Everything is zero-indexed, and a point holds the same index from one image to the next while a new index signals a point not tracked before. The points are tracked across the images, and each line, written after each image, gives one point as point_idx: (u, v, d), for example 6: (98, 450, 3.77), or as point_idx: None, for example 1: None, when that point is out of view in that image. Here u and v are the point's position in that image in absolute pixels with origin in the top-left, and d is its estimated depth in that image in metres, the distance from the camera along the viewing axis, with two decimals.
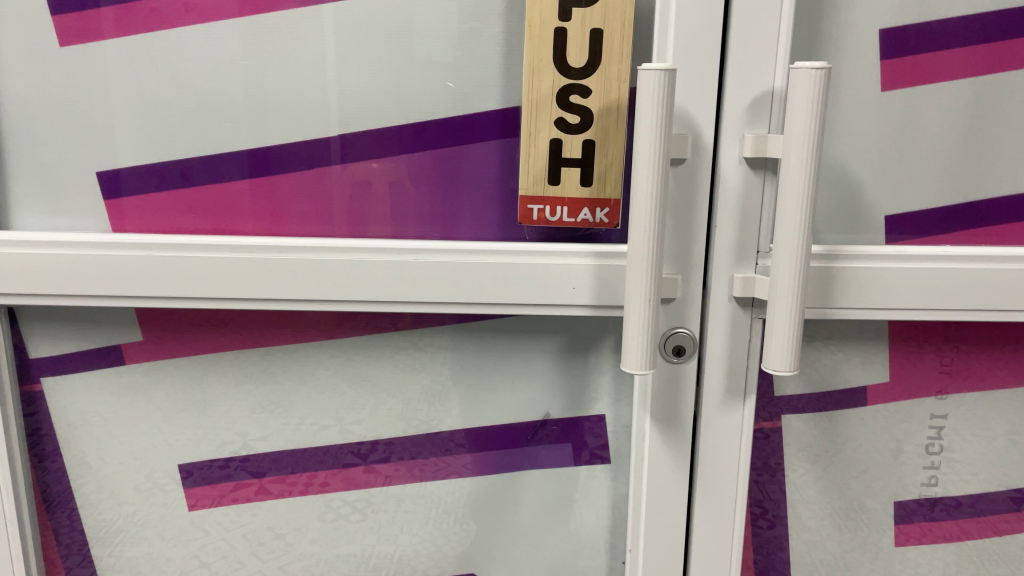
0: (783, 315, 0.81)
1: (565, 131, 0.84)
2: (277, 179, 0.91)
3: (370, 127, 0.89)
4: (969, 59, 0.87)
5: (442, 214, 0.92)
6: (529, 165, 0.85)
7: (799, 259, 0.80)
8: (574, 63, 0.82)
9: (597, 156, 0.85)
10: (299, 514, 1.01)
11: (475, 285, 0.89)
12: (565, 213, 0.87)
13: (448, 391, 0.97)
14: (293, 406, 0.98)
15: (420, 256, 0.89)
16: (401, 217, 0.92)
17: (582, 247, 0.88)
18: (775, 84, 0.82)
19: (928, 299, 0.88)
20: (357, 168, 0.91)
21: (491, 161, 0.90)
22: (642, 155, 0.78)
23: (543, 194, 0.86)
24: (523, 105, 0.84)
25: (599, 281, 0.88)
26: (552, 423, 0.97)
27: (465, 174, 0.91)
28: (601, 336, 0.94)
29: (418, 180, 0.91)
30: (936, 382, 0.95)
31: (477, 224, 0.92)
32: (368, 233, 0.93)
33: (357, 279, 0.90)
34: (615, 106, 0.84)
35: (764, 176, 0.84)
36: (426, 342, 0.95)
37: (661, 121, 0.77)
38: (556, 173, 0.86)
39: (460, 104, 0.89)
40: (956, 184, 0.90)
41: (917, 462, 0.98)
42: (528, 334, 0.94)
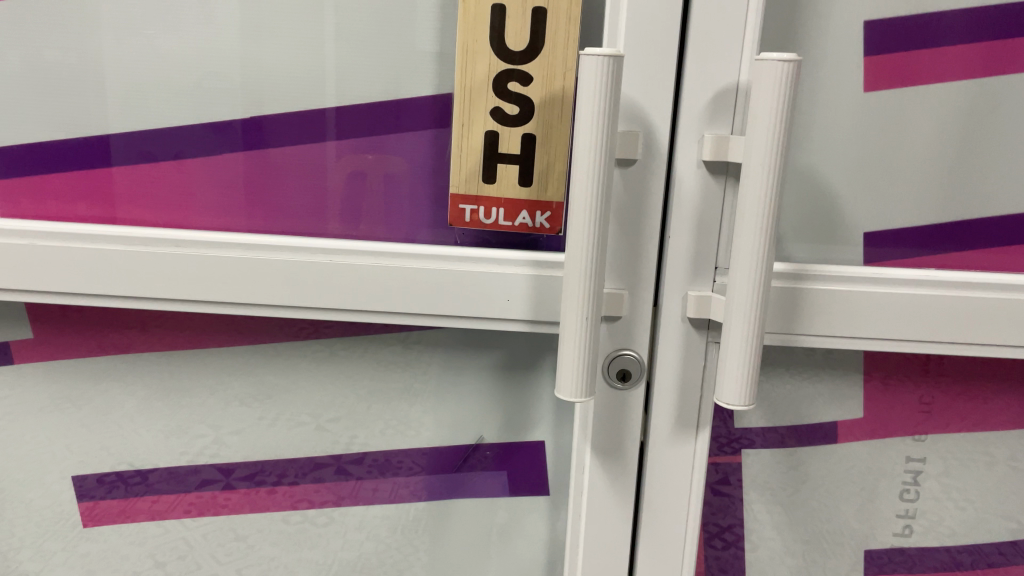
0: (738, 342, 0.71)
1: (503, 123, 0.75)
2: (269, 157, 0.80)
3: (284, 110, 0.79)
4: (963, 61, 0.77)
5: (366, 211, 0.81)
6: (462, 160, 0.76)
7: (757, 277, 0.70)
8: (513, 47, 0.73)
9: (537, 153, 0.75)
10: (262, 515, 0.91)
11: (399, 292, 0.79)
12: (502, 215, 0.77)
13: (369, 407, 0.87)
14: (202, 418, 0.89)
15: (338, 258, 0.79)
16: (321, 212, 0.81)
17: (517, 252, 0.78)
18: (741, 78, 0.72)
19: (908, 328, 0.78)
20: (270, 155, 0.80)
21: (421, 153, 0.79)
22: (583, 153, 0.69)
23: (476, 194, 0.77)
24: (455, 91, 0.74)
25: (536, 294, 0.78)
26: (485, 448, 0.87)
27: (393, 167, 0.80)
28: (543, 354, 0.84)
29: (340, 171, 0.80)
30: (915, 422, 0.85)
31: (408, 224, 0.81)
32: (360, 230, 0.81)
33: (268, 280, 0.80)
34: (560, 96, 0.74)
35: (725, 183, 0.74)
36: (346, 353, 0.85)
37: (606, 114, 0.68)
38: (491, 170, 0.76)
39: (387, 89, 0.78)
40: (945, 199, 0.80)
41: (892, 507, 0.88)
42: (461, 350, 0.84)
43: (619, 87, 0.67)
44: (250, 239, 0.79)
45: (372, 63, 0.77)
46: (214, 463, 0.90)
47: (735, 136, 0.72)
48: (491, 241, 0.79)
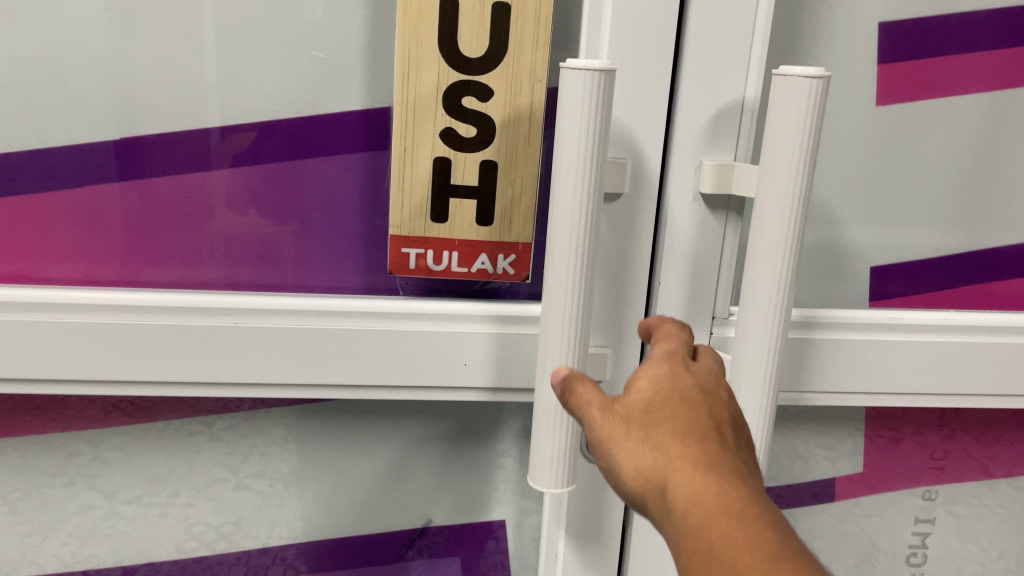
0: (749, 415, 0.59)
1: (456, 147, 0.59)
2: (154, 188, 0.61)
3: (169, 129, 0.60)
4: (986, 68, 0.66)
5: (277, 254, 0.64)
6: (405, 194, 0.60)
7: (773, 340, 0.57)
8: (468, 53, 0.57)
9: (498, 185, 0.61)
10: (154, 542, 0.70)
11: (323, 358, 0.62)
12: (454, 260, 0.62)
13: (287, 491, 0.70)
14: (64, 518, 0.69)
15: (245, 319, 0.62)
16: (216, 258, 0.63)
17: (474, 305, 0.63)
18: (746, 94, 0.59)
19: (925, 383, 0.67)
20: (148, 187, 0.61)
21: (350, 183, 0.63)
22: (562, 191, 0.55)
23: (422, 235, 0.61)
24: (394, 108, 0.59)
25: (499, 355, 0.64)
26: (435, 532, 0.73)
27: (313, 199, 0.63)
28: (500, 420, 0.70)
29: (244, 206, 0.62)
30: (923, 477, 0.75)
31: (331, 270, 0.65)
32: (279, 279, 0.64)
33: (151, 348, 0.61)
34: (526, 115, 0.59)
35: (725, 219, 0.62)
36: (258, 428, 0.68)
37: (595, 142, 0.54)
38: (442, 206, 0.61)
39: (305, 104, 0.61)
40: (957, 230, 0.70)
41: (897, 572, 0.77)
42: (403, 419, 0.69)
43: (610, 108, 0.54)
44: (125, 296, 0.60)
45: (283, 68, 0.59)
46: (95, 489, 0.68)
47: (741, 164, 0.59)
48: (441, 291, 0.64)
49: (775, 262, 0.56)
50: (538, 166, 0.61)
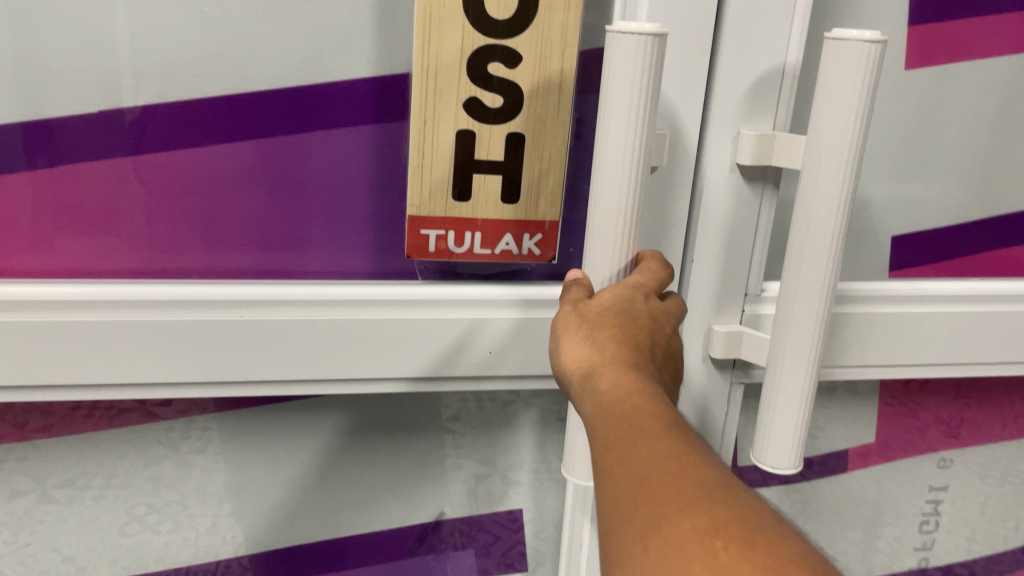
0: (792, 397, 0.57)
1: (481, 119, 0.54)
2: (107, 171, 0.53)
3: (157, 100, 0.52)
4: (1012, 30, 0.64)
5: (277, 238, 0.57)
6: (425, 171, 0.55)
7: (818, 319, 0.55)
8: (495, 15, 0.52)
9: (525, 160, 0.56)
10: (92, 528, 0.62)
11: (339, 352, 0.57)
12: (477, 241, 0.58)
13: (292, 493, 0.65)
14: (43, 539, 0.62)
15: (250, 312, 0.55)
16: (210, 243, 0.56)
17: (498, 288, 0.59)
18: (788, 58, 0.56)
19: (945, 354, 0.67)
20: (133, 165, 0.53)
21: (357, 159, 0.57)
22: (606, 168, 0.51)
23: (444, 215, 0.56)
24: (412, 77, 0.53)
25: (525, 341, 0.60)
26: (449, 525, 0.69)
27: (317, 177, 0.56)
28: (516, 406, 0.66)
29: (238, 186, 0.55)
30: (939, 446, 0.76)
31: (338, 252, 0.59)
32: (279, 265, 0.58)
33: (146, 349, 0.54)
34: (556, 83, 0.54)
35: (762, 192, 0.58)
36: (258, 428, 0.62)
37: (644, 114, 0.50)
38: (464, 183, 0.56)
39: (314, 71, 0.54)
40: (979, 197, 0.69)
41: (907, 537, 0.78)
42: (416, 410, 0.65)
43: (658, 78, 0.50)
44: (114, 289, 0.53)
45: (283, 29, 0.52)
46: (25, 471, 0.59)
47: (782, 133, 0.56)
48: (460, 273, 0.60)
49: (826, 238, 0.53)
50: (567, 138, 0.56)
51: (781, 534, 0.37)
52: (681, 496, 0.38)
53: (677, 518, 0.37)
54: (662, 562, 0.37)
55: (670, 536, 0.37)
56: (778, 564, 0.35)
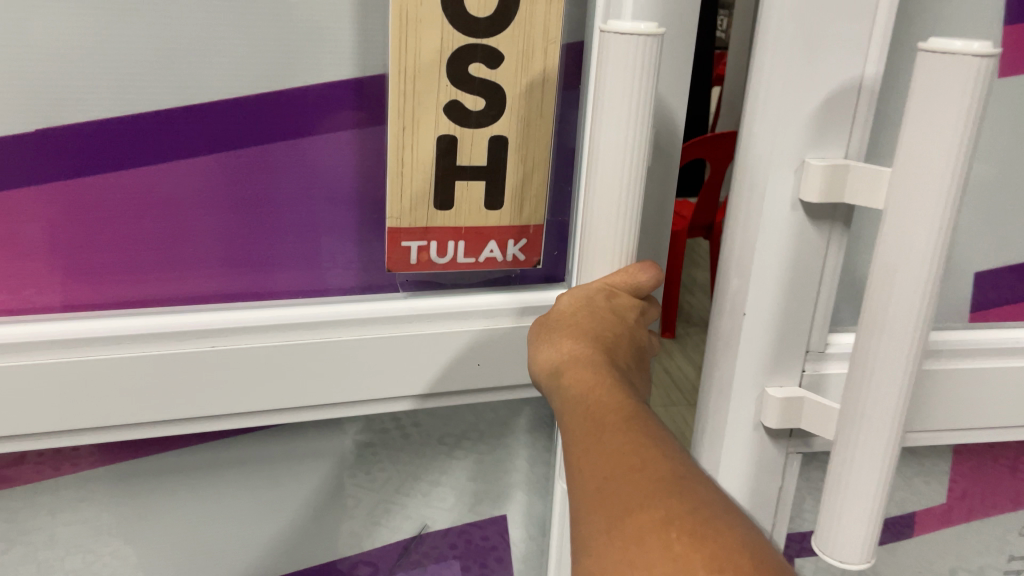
0: (867, 475, 0.46)
1: (463, 123, 0.50)
2: (46, 197, 0.47)
3: (109, 118, 0.46)
4: None
5: (246, 259, 0.52)
6: (405, 180, 0.50)
7: (907, 390, 0.44)
8: (478, 13, 0.47)
9: (510, 164, 0.52)
10: (44, 546, 0.55)
11: (324, 379, 0.53)
12: (461, 250, 0.54)
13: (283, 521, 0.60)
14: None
15: (223, 343, 0.51)
16: (174, 268, 0.51)
17: (489, 297, 0.55)
18: (865, 74, 0.49)
19: (1005, 399, 0.60)
20: (83, 187, 0.47)
21: (332, 170, 0.51)
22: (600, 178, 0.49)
23: (425, 225, 0.52)
24: (387, 79, 0.48)
25: (512, 354, 0.56)
26: (433, 537, 0.65)
27: (288, 193, 0.51)
28: (505, 415, 0.62)
29: (204, 206, 0.50)
30: (986, 490, 0.69)
31: (314, 270, 0.53)
32: (248, 287, 0.53)
33: (105, 385, 0.49)
34: (540, 81, 0.50)
35: (829, 232, 0.52)
36: (243, 460, 0.57)
37: (642, 115, 0.48)
38: (447, 191, 0.51)
39: (288, 79, 0.48)
40: None
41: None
42: (413, 434, 0.60)
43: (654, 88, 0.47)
44: (72, 328, 0.48)
45: (251, 32, 0.46)
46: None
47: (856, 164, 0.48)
48: (441, 283, 0.55)
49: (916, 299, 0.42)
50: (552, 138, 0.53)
51: (736, 527, 0.38)
52: (641, 490, 0.39)
53: (638, 510, 0.38)
54: (621, 554, 0.37)
55: (631, 529, 0.38)
56: (726, 560, 0.36)
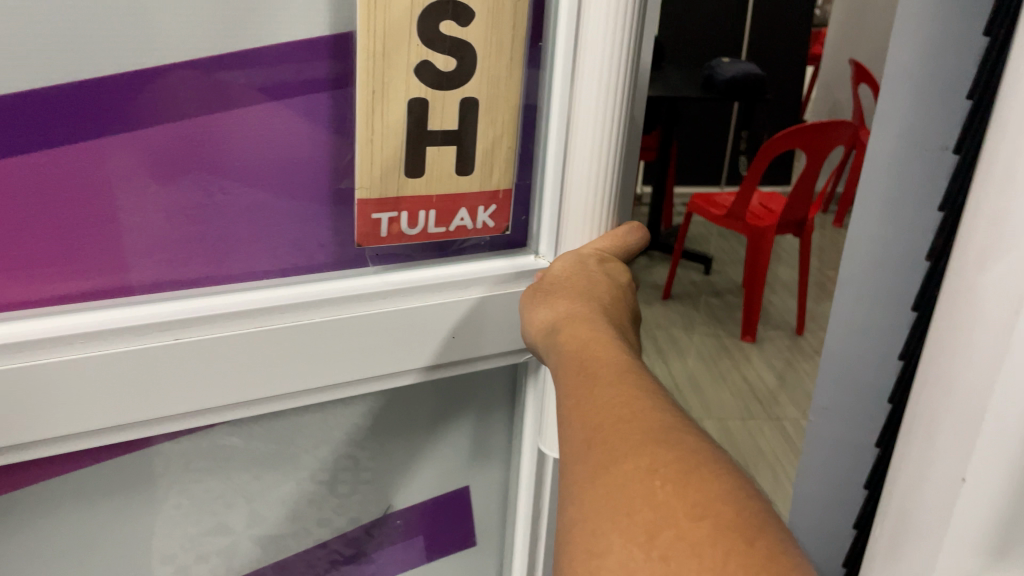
0: None
1: (434, 85, 0.48)
2: None
3: (48, 83, 0.40)
4: None
5: (197, 239, 0.47)
6: (376, 148, 0.48)
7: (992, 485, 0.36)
8: None
9: (481, 127, 0.50)
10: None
11: (296, 366, 0.50)
12: (431, 219, 0.52)
13: (250, 523, 0.56)
14: None
15: (188, 335, 0.47)
16: (117, 254, 0.45)
17: (464, 266, 0.54)
18: None
19: None
20: (13, 167, 0.41)
21: (286, 136, 0.47)
22: (579, 146, 0.52)
23: (397, 195, 0.50)
24: (357, 41, 0.45)
25: (482, 323, 0.56)
26: (396, 517, 0.62)
27: (239, 162, 0.47)
28: (473, 382, 0.61)
29: (150, 181, 0.45)
30: None
31: (274, 250, 0.50)
32: (202, 273, 0.48)
33: (60, 379, 0.43)
34: (512, 39, 0.48)
35: None
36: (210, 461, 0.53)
37: (623, 68, 0.50)
38: (417, 157, 0.49)
39: (252, 31, 0.44)
40: None
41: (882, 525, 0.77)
42: (382, 410, 0.58)
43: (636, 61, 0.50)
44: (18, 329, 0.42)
45: None
46: None
47: None
48: (410, 255, 0.53)
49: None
50: (524, 98, 0.51)
51: (722, 477, 0.38)
52: (627, 442, 0.40)
53: (620, 460, 0.39)
54: (603, 500, 0.38)
55: (615, 477, 0.38)
56: (709, 507, 0.36)
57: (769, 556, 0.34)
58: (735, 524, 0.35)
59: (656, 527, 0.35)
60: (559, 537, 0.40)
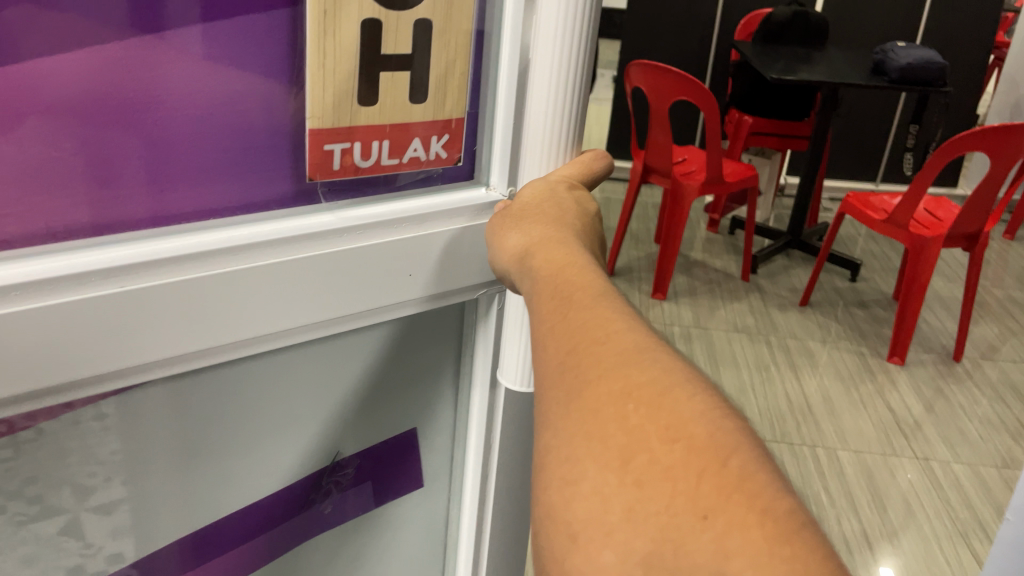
0: None
1: (388, 6, 0.45)
2: None
3: None
4: None
5: (120, 186, 0.42)
6: (328, 73, 0.45)
7: None
8: None
9: (432, 51, 0.48)
10: None
11: (256, 309, 0.47)
12: (385, 151, 0.49)
13: (208, 487, 0.53)
14: None
15: (134, 282, 0.42)
16: (31, 209, 0.39)
17: (429, 198, 0.53)
18: None
19: None
20: None
21: (210, 64, 0.42)
22: (537, 69, 0.53)
23: (350, 126, 0.47)
24: None
25: (444, 259, 0.55)
26: (347, 463, 0.60)
27: (166, 97, 0.41)
28: (422, 320, 0.59)
29: (68, 122, 0.39)
30: None
31: (206, 189, 0.45)
32: (123, 218, 0.42)
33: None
34: None
35: None
36: (157, 419, 0.49)
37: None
38: (370, 86, 0.47)
39: None
40: None
41: None
42: (334, 353, 0.55)
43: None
44: None
45: None
46: None
47: None
48: (366, 189, 0.50)
49: None
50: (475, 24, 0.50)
51: (695, 395, 0.37)
52: (601, 366, 0.39)
53: (594, 385, 0.38)
54: (578, 426, 0.38)
55: (588, 403, 0.38)
56: (681, 428, 0.35)
57: (742, 473, 0.32)
58: (707, 445, 0.34)
59: (626, 448, 0.35)
60: (537, 459, 0.40)
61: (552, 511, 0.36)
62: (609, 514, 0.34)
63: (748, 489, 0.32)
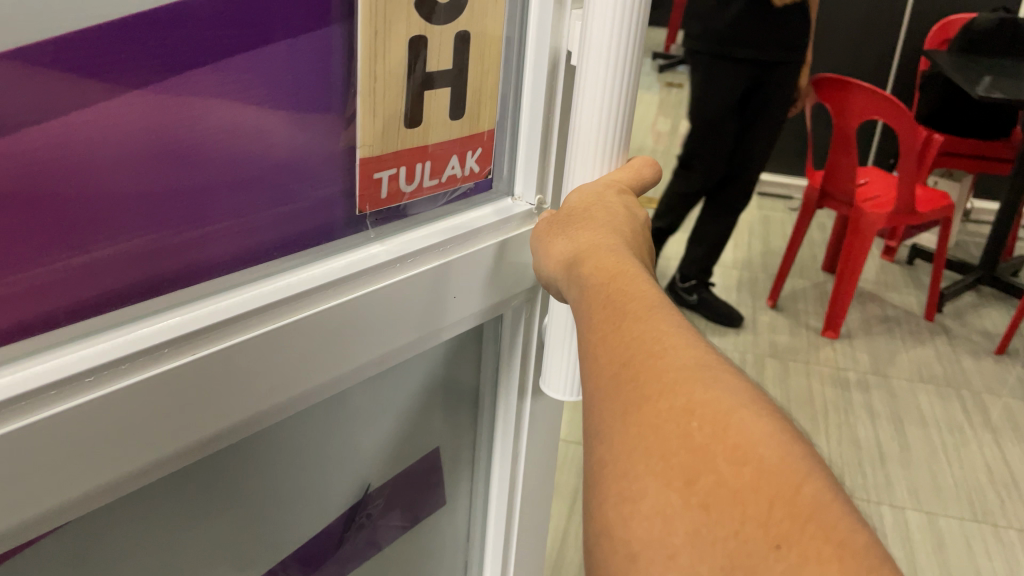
0: None
1: (429, 21, 0.46)
2: None
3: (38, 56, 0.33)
4: None
5: (180, 235, 0.41)
6: (378, 96, 0.46)
7: None
8: None
9: (468, 67, 0.50)
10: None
11: (350, 343, 0.48)
12: (427, 172, 0.52)
13: (278, 520, 0.56)
14: None
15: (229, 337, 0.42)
16: (95, 265, 0.38)
17: (469, 212, 0.56)
18: None
19: None
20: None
21: (248, 96, 0.41)
22: (589, 81, 0.51)
23: (396, 152, 0.49)
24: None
25: (493, 276, 0.57)
26: (376, 494, 0.64)
27: (213, 136, 0.41)
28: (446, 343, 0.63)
29: (129, 172, 0.38)
30: None
31: (245, 229, 0.44)
32: (176, 268, 0.42)
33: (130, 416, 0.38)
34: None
35: None
36: (237, 465, 0.50)
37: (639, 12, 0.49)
38: (415, 105, 0.48)
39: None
40: None
41: None
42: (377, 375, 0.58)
43: None
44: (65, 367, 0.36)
45: None
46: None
47: None
48: (406, 215, 0.53)
49: None
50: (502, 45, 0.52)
51: (761, 417, 0.34)
52: (661, 380, 0.36)
53: (655, 401, 0.36)
54: (638, 440, 0.35)
55: (648, 416, 0.35)
56: (750, 449, 0.32)
57: (817, 501, 0.31)
58: (780, 467, 0.32)
59: (692, 471, 0.33)
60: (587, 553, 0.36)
61: (609, 530, 0.34)
62: (673, 536, 0.32)
63: (823, 518, 0.30)
